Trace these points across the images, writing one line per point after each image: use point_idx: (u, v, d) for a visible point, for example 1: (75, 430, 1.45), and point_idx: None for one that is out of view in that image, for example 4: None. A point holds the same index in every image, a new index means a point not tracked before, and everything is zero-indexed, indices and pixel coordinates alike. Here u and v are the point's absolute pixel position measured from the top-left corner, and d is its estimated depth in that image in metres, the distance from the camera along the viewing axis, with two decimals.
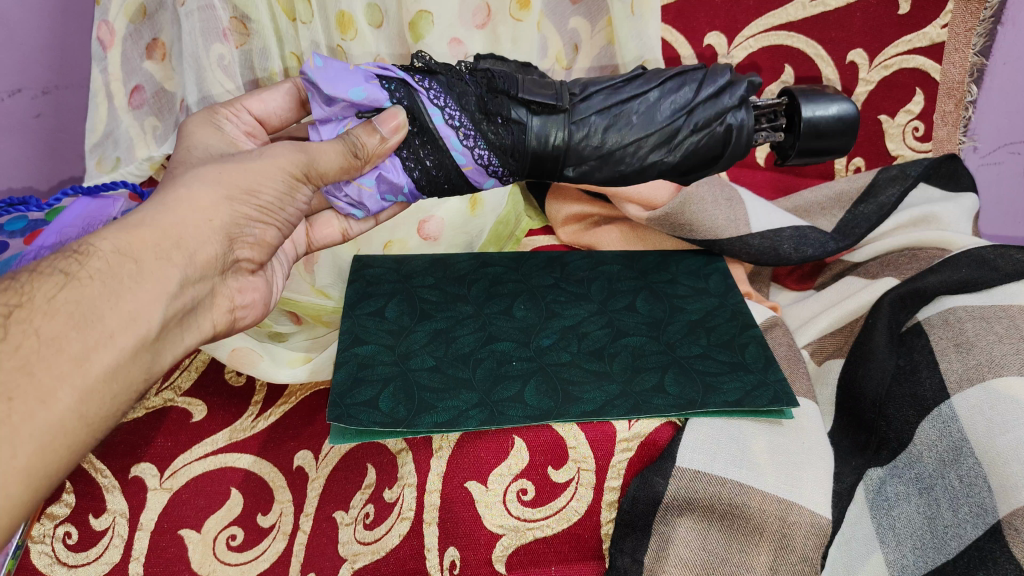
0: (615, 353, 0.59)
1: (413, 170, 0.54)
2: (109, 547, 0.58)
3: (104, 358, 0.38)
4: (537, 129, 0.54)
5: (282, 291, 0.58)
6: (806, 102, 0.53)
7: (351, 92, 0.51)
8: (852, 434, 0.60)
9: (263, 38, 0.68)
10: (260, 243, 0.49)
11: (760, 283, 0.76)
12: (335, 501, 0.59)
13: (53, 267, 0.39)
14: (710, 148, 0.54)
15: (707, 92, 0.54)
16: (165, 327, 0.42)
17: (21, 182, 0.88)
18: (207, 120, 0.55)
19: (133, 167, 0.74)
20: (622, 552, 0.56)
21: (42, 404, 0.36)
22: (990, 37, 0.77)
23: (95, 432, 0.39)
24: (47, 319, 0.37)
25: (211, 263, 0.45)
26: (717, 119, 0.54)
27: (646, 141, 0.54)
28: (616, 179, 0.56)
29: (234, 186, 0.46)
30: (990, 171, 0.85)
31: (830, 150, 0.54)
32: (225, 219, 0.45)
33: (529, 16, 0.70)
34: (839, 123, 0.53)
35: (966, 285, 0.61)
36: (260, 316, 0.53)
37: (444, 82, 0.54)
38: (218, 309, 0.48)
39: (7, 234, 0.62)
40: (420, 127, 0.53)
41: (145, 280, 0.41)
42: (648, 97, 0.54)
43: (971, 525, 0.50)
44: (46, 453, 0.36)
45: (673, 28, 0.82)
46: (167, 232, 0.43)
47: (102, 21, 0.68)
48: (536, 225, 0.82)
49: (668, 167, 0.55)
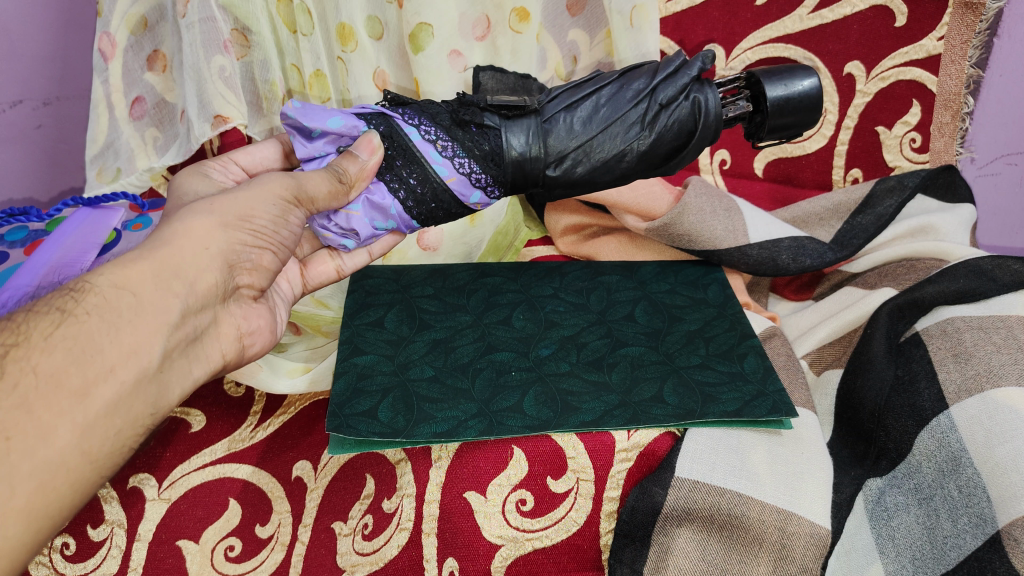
0: (614, 363, 0.60)
1: (398, 190, 0.54)
2: (107, 557, 0.58)
3: (105, 393, 0.38)
4: (512, 131, 0.55)
5: (284, 324, 0.57)
6: (762, 71, 0.54)
7: (329, 122, 0.52)
8: (851, 444, 0.60)
9: (263, 51, 0.68)
10: (257, 268, 0.48)
11: (760, 293, 0.76)
12: (334, 512, 0.59)
13: (49, 305, 0.39)
14: (683, 123, 0.54)
15: (664, 72, 0.55)
16: (167, 359, 0.42)
17: (21, 192, 0.89)
18: (194, 170, 0.56)
19: (133, 177, 0.73)
20: (621, 563, 0.56)
21: (42, 441, 0.36)
22: (987, 49, 0.77)
23: (98, 466, 0.38)
24: (45, 355, 0.37)
25: (213, 290, 0.45)
26: (682, 95, 0.54)
27: (618, 125, 0.54)
28: (600, 171, 0.55)
29: (227, 213, 0.46)
30: (988, 182, 0.86)
31: (792, 121, 0.53)
32: (220, 245, 0.45)
33: (528, 28, 0.72)
34: (799, 97, 0.53)
35: (963, 295, 0.61)
36: (270, 342, 0.53)
37: (416, 108, 0.56)
38: (225, 337, 0.48)
39: (7, 244, 0.61)
40: (400, 149, 0.54)
41: (144, 313, 0.41)
42: (610, 88, 0.56)
43: (971, 535, 0.50)
44: (47, 491, 0.36)
45: (671, 40, 0.84)
46: (164, 264, 0.42)
47: (103, 34, 0.69)
48: (535, 236, 0.83)
49: (647, 147, 0.55)
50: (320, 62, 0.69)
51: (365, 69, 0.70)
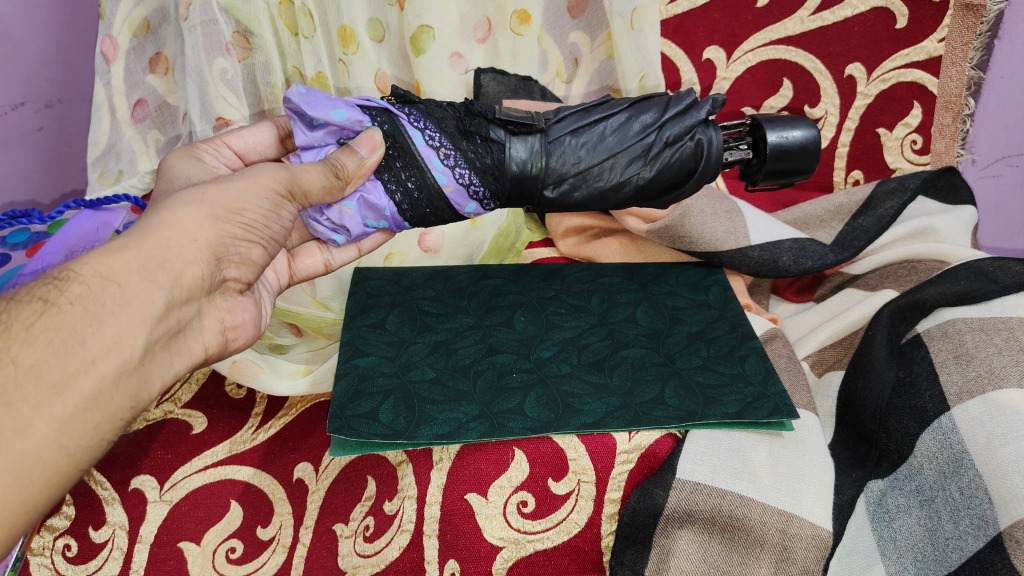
0: (615, 365, 0.60)
1: (395, 192, 0.54)
2: (108, 559, 0.58)
3: (85, 385, 0.38)
4: (515, 148, 0.55)
5: (269, 316, 0.57)
6: (764, 118, 0.55)
7: (332, 114, 0.52)
8: (852, 446, 0.60)
9: (265, 52, 0.69)
10: (245, 263, 0.48)
11: (760, 295, 0.76)
12: (335, 514, 0.59)
13: (31, 295, 0.38)
14: (684, 162, 0.55)
15: (674, 109, 0.55)
16: (149, 352, 0.42)
17: (22, 195, 0.88)
18: (186, 153, 0.56)
19: (135, 180, 0.74)
20: (621, 565, 0.56)
21: (19, 434, 0.36)
22: (987, 51, 0.78)
23: (76, 462, 0.38)
24: (25, 346, 0.36)
25: (198, 284, 0.44)
26: (687, 134, 0.55)
27: (622, 156, 0.55)
28: (596, 198, 0.56)
29: (217, 205, 0.46)
30: (989, 184, 0.86)
31: (787, 167, 0.54)
32: (209, 238, 0.45)
33: (529, 30, 0.72)
34: (796, 147, 0.53)
35: (965, 298, 0.61)
36: (253, 337, 0.53)
37: (423, 109, 0.56)
38: (208, 331, 0.47)
39: (9, 247, 0.61)
40: (401, 149, 0.54)
41: (128, 304, 0.40)
42: (619, 117, 0.56)
43: (972, 537, 0.50)
44: (23, 485, 0.36)
45: (672, 42, 0.83)
46: (149, 254, 0.42)
47: (106, 36, 0.69)
48: (536, 238, 0.82)
49: (646, 181, 0.56)
50: (321, 64, 0.69)
51: (366, 70, 0.70)
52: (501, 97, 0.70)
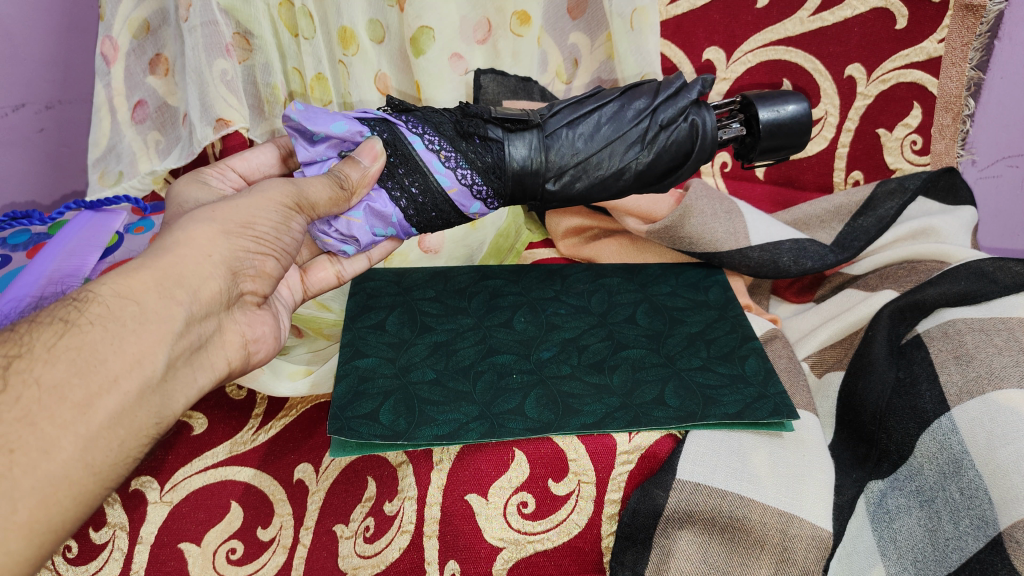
0: (615, 365, 0.60)
1: (400, 199, 0.54)
2: (109, 560, 0.58)
3: (108, 404, 0.38)
4: (514, 145, 0.55)
5: (288, 330, 0.56)
6: (755, 95, 0.55)
7: (332, 127, 0.52)
8: (852, 446, 0.59)
9: (265, 53, 0.69)
10: (260, 275, 0.48)
11: (759, 295, 0.77)
12: (335, 515, 0.59)
13: (52, 317, 0.39)
14: (680, 144, 0.56)
15: (665, 93, 0.56)
16: (171, 368, 0.42)
17: (23, 195, 0.88)
18: (193, 179, 0.56)
19: (136, 180, 0.73)
20: (622, 565, 0.56)
21: (45, 454, 0.36)
22: (987, 52, 0.78)
23: (102, 479, 0.38)
24: (48, 366, 0.37)
25: (217, 298, 0.44)
26: (681, 116, 0.55)
27: (619, 143, 0.55)
28: (598, 188, 0.56)
29: (229, 221, 0.46)
30: (989, 184, 0.86)
31: (782, 143, 0.54)
32: (223, 253, 0.45)
33: (529, 31, 0.72)
34: (789, 121, 0.53)
35: (965, 298, 0.62)
36: (272, 350, 0.52)
37: (420, 115, 0.56)
38: (230, 346, 0.47)
39: (10, 247, 0.61)
40: (402, 156, 0.54)
41: (147, 321, 0.40)
42: (612, 105, 0.56)
43: (972, 538, 0.50)
44: (49, 504, 0.36)
45: (672, 43, 0.83)
46: (166, 272, 0.42)
47: (106, 38, 0.70)
48: (536, 238, 0.82)
49: (646, 166, 0.56)
50: (321, 66, 0.69)
51: (365, 70, 0.70)
52: (501, 97, 0.70)
